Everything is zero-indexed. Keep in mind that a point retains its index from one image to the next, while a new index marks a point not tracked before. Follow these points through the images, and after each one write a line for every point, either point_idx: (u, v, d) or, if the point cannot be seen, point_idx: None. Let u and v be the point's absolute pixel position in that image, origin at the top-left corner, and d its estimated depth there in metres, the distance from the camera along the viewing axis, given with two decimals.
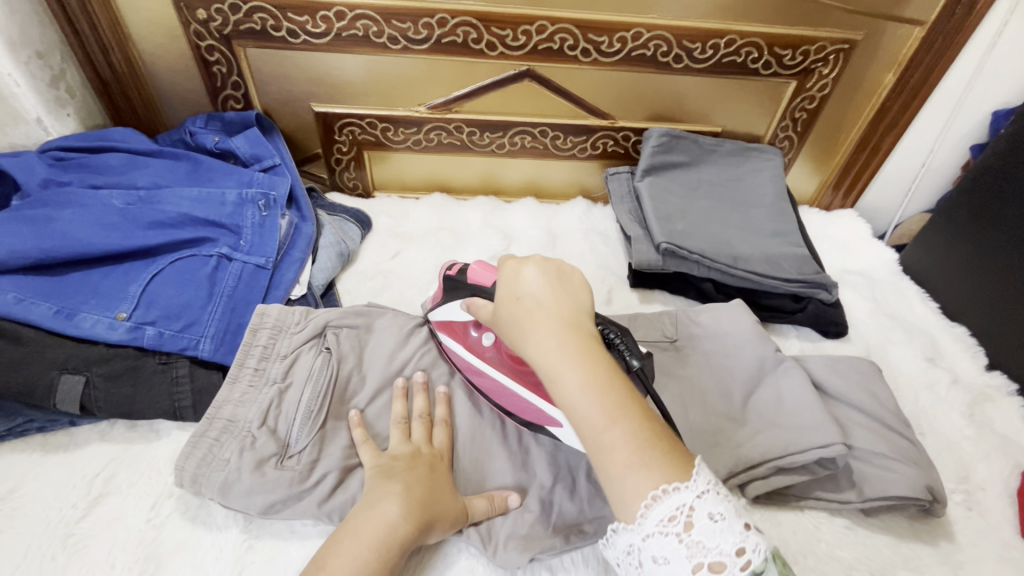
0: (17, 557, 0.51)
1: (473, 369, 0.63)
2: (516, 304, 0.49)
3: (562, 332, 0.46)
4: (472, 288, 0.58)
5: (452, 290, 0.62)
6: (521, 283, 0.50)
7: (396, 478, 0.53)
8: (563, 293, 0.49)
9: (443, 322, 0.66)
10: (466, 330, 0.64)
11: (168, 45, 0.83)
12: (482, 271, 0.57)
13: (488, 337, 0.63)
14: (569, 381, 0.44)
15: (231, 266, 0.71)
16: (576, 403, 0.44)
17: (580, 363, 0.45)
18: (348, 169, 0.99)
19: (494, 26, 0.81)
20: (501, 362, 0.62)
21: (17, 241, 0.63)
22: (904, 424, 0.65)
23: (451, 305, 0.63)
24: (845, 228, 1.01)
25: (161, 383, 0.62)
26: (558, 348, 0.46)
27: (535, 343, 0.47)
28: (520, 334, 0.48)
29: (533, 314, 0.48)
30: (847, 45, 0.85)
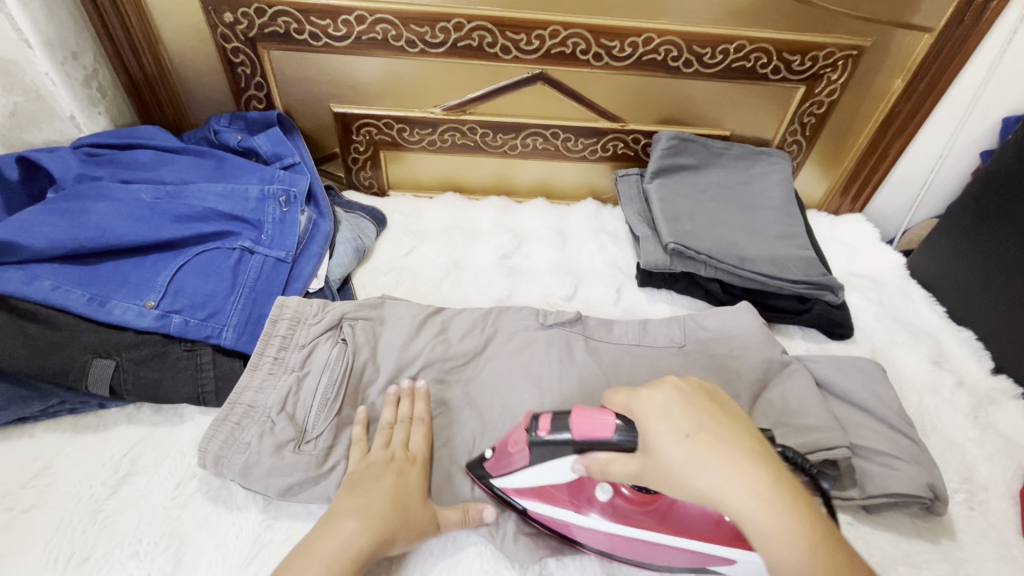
0: (50, 531, 0.54)
1: (587, 532, 0.55)
2: (688, 441, 0.42)
3: (766, 483, 0.40)
4: (581, 444, 0.48)
5: (546, 450, 0.51)
6: (683, 416, 0.43)
7: (364, 490, 0.53)
8: (735, 426, 0.43)
9: (531, 490, 0.56)
10: (566, 495, 0.55)
11: (195, 47, 0.86)
12: (590, 418, 0.47)
13: (602, 492, 0.54)
14: (785, 543, 0.38)
15: (253, 259, 0.73)
16: (804, 568, 0.38)
17: (791, 517, 0.39)
18: (364, 168, 1.02)
19: (509, 31, 0.83)
20: (619, 513, 0.54)
21: (53, 232, 0.66)
22: (907, 425, 0.66)
23: (552, 467, 0.51)
24: (853, 232, 1.02)
25: (186, 368, 0.65)
26: (764, 502, 0.39)
27: (735, 497, 0.40)
28: (714, 480, 0.40)
29: (721, 455, 0.41)
30: (856, 52, 0.87)
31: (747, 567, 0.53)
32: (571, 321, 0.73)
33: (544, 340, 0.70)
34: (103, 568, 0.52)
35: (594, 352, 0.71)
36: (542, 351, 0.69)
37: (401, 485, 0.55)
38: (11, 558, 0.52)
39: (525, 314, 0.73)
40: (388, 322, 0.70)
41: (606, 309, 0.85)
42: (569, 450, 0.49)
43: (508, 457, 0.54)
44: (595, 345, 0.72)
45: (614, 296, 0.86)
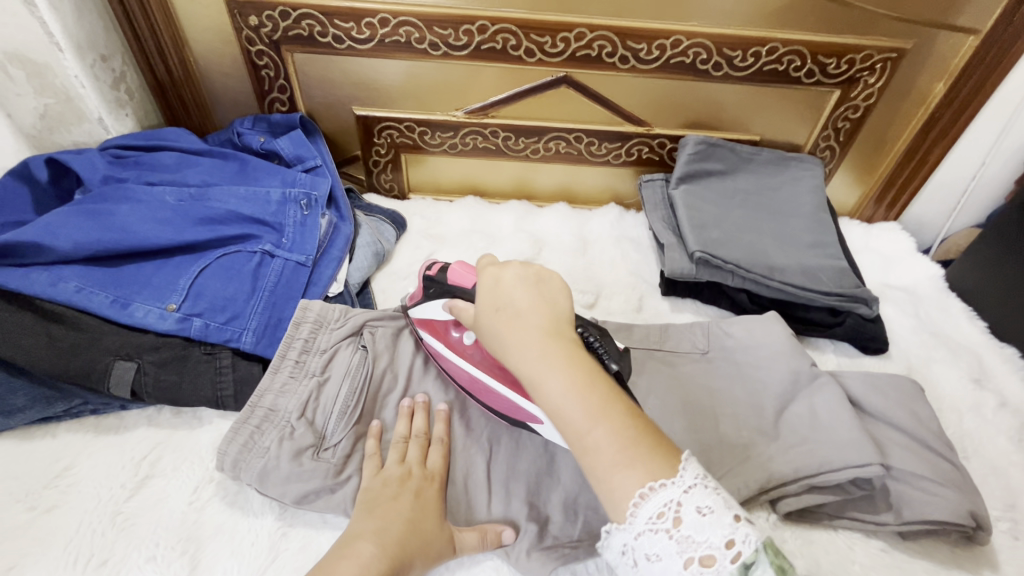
0: (70, 531, 0.54)
1: (456, 369, 0.63)
2: (496, 313, 0.50)
3: (542, 339, 0.47)
4: (453, 289, 0.59)
5: (431, 291, 0.62)
6: (502, 293, 0.51)
7: (379, 512, 0.52)
8: (543, 302, 0.50)
9: (425, 321, 0.65)
10: (447, 328, 0.63)
11: (221, 49, 0.87)
12: (464, 270, 0.59)
13: (468, 336, 0.62)
14: (551, 382, 0.45)
15: (273, 262, 0.73)
16: (558, 403, 0.44)
17: (561, 366, 0.45)
18: (385, 172, 1.01)
19: (534, 33, 0.82)
20: (481, 361, 0.60)
21: (79, 233, 0.66)
22: (946, 447, 0.62)
23: (431, 304, 0.62)
24: (888, 241, 0.98)
25: (206, 372, 0.65)
26: (538, 353, 0.46)
27: (516, 348, 0.47)
28: (503, 339, 0.48)
29: (514, 321, 0.48)
30: (895, 54, 0.83)
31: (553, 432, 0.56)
32: None
33: None
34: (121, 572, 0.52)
35: None
36: None
37: (417, 506, 0.53)
38: (32, 557, 0.53)
39: None
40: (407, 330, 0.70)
41: (628, 317, 0.83)
42: (442, 293, 0.60)
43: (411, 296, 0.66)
44: None
45: (636, 305, 0.84)
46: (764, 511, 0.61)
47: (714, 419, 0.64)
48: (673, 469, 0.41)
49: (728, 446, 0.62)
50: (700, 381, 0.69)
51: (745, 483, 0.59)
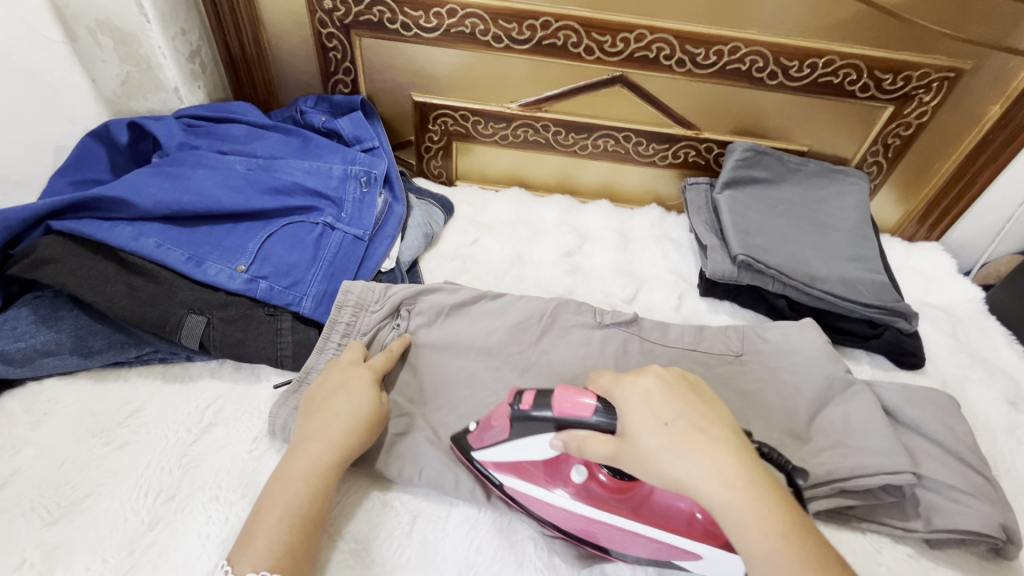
0: (139, 468, 0.58)
1: (564, 516, 0.55)
2: (665, 429, 0.45)
3: (739, 467, 0.43)
4: (561, 421, 0.50)
5: (527, 424, 0.53)
6: (663, 406, 0.46)
7: (321, 414, 0.57)
8: (708, 415, 0.47)
9: (509, 464, 0.57)
10: (543, 471, 0.56)
11: (292, 29, 0.91)
12: (574, 398, 0.50)
13: (576, 473, 0.55)
14: (754, 526, 0.41)
15: (333, 234, 0.77)
16: (770, 550, 0.41)
17: (762, 503, 0.42)
18: (435, 158, 1.05)
19: (595, 32, 0.84)
20: (594, 497, 0.54)
21: (159, 193, 0.71)
22: (981, 462, 0.63)
23: (529, 442, 0.54)
24: (928, 261, 0.98)
25: (268, 332, 0.69)
26: (735, 491, 0.42)
27: (709, 481, 0.42)
28: (690, 465, 0.43)
29: (695, 443, 0.44)
30: (953, 74, 0.84)
31: (713, 565, 0.52)
32: (629, 322, 0.74)
33: (600, 339, 0.72)
34: (186, 508, 0.56)
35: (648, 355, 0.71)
36: (600, 349, 0.71)
37: (353, 396, 0.58)
38: (107, 489, 0.56)
39: (582, 310, 0.74)
40: (445, 304, 0.72)
41: (667, 315, 0.85)
42: (548, 427, 0.51)
43: (487, 429, 0.56)
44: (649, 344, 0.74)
45: (675, 303, 0.86)
46: None
47: (747, 418, 0.66)
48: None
49: (760, 444, 0.64)
50: (734, 380, 0.70)
51: None
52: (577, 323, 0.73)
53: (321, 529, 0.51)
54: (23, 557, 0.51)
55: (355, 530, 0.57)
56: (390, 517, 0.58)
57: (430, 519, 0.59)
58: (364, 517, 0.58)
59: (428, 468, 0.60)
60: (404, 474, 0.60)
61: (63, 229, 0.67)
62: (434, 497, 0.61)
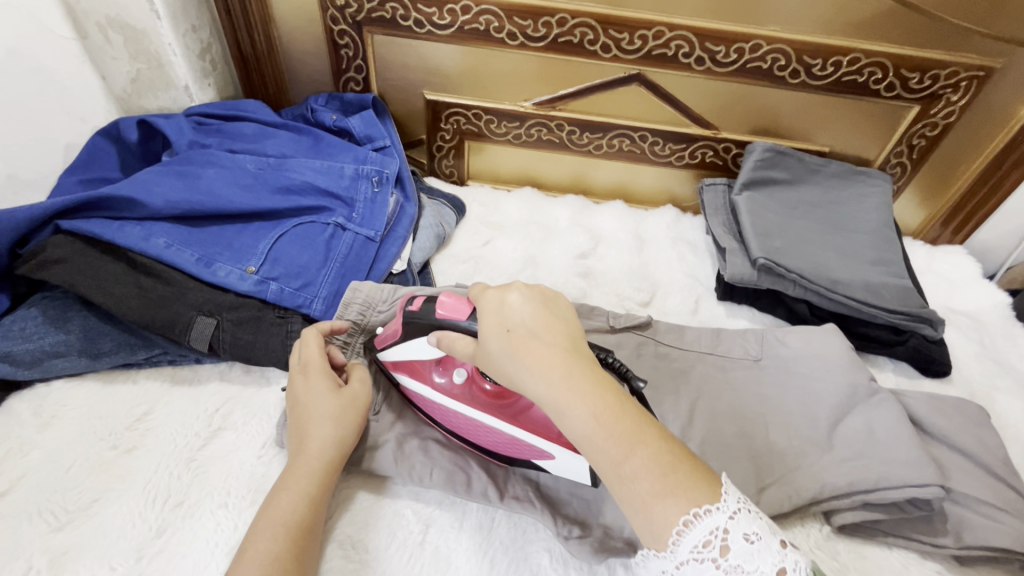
0: (147, 473, 0.57)
1: (448, 412, 0.59)
2: (506, 334, 0.46)
3: (565, 361, 0.45)
4: (441, 322, 0.53)
5: (414, 326, 0.56)
6: (511, 313, 0.48)
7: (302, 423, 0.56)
8: (552, 321, 0.48)
9: (403, 363, 0.60)
10: (430, 368, 0.59)
11: (304, 26, 0.90)
12: (449, 301, 0.52)
13: (457, 375, 0.58)
14: (579, 414, 0.43)
15: (344, 235, 0.76)
16: (591, 433, 0.42)
17: (583, 392, 0.43)
18: (447, 157, 1.03)
19: (612, 29, 0.82)
20: (473, 399, 0.57)
21: (168, 193, 0.70)
22: (1012, 475, 0.61)
23: (416, 345, 0.57)
24: (953, 265, 0.96)
25: (278, 335, 0.67)
26: (561, 381, 0.44)
27: (536, 373, 0.44)
28: (520, 362, 0.45)
29: (530, 346, 0.45)
30: (983, 73, 0.81)
31: (564, 467, 0.56)
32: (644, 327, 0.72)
33: (614, 343, 0.71)
34: (195, 515, 0.55)
35: (664, 357, 0.71)
36: None
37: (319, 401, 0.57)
38: (113, 493, 0.55)
39: (595, 314, 0.74)
40: None
41: (683, 319, 0.83)
42: (429, 328, 0.54)
43: (384, 333, 0.60)
44: (666, 350, 0.72)
45: (692, 307, 0.85)
46: (817, 522, 0.61)
47: (767, 427, 0.64)
48: (717, 493, 0.40)
49: (782, 454, 0.62)
50: (754, 387, 0.68)
51: (799, 491, 0.59)
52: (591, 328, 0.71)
53: (314, 536, 0.50)
54: (28, 563, 0.50)
55: (367, 539, 0.56)
56: (402, 526, 0.57)
57: (443, 529, 0.57)
58: (376, 526, 0.57)
59: (441, 476, 0.59)
60: (416, 482, 0.59)
61: (72, 229, 0.66)
62: (446, 506, 0.59)
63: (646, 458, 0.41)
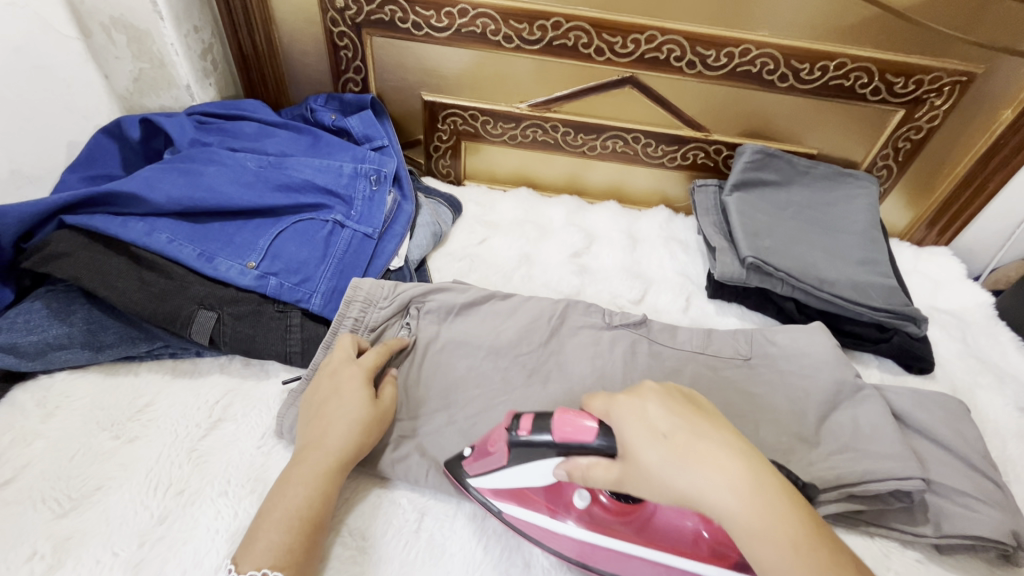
0: (150, 462, 0.59)
1: (573, 544, 0.54)
2: (666, 443, 0.43)
3: (744, 473, 0.42)
4: (565, 448, 0.48)
5: (528, 449, 0.51)
6: (660, 417, 0.45)
7: (322, 421, 0.57)
8: (709, 423, 0.45)
9: (509, 490, 0.56)
10: (543, 499, 0.55)
11: (304, 27, 0.91)
12: (573, 422, 0.47)
13: (579, 498, 0.53)
14: (766, 537, 0.40)
15: (343, 232, 0.77)
16: (784, 562, 0.40)
17: (770, 509, 0.41)
18: (444, 157, 1.05)
19: (605, 33, 0.84)
20: (597, 521, 0.53)
21: (171, 189, 0.71)
22: (991, 468, 0.63)
23: (528, 467, 0.52)
24: (938, 265, 0.98)
25: (277, 328, 0.69)
26: (742, 499, 0.41)
27: (717, 489, 0.41)
28: (693, 475, 0.42)
29: (699, 454, 0.43)
30: (965, 78, 0.83)
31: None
32: (636, 323, 0.74)
33: (609, 339, 0.71)
34: (196, 502, 0.56)
35: (657, 356, 0.71)
36: (608, 350, 0.70)
37: (346, 403, 0.57)
38: (116, 482, 0.57)
39: (589, 311, 0.76)
40: (453, 304, 0.72)
41: (675, 317, 0.85)
42: (552, 452, 0.49)
43: (485, 455, 0.54)
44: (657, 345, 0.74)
45: (683, 305, 0.86)
46: None
47: (755, 420, 0.66)
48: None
49: (768, 447, 0.63)
50: (742, 382, 0.70)
51: None
52: (584, 324, 0.73)
53: (322, 530, 0.51)
54: (34, 549, 0.51)
55: (362, 526, 0.57)
56: (398, 514, 0.58)
57: (438, 517, 0.59)
58: (372, 513, 0.58)
59: (436, 466, 0.60)
60: (411, 471, 0.60)
61: (76, 224, 0.67)
62: (442, 496, 0.61)
63: None
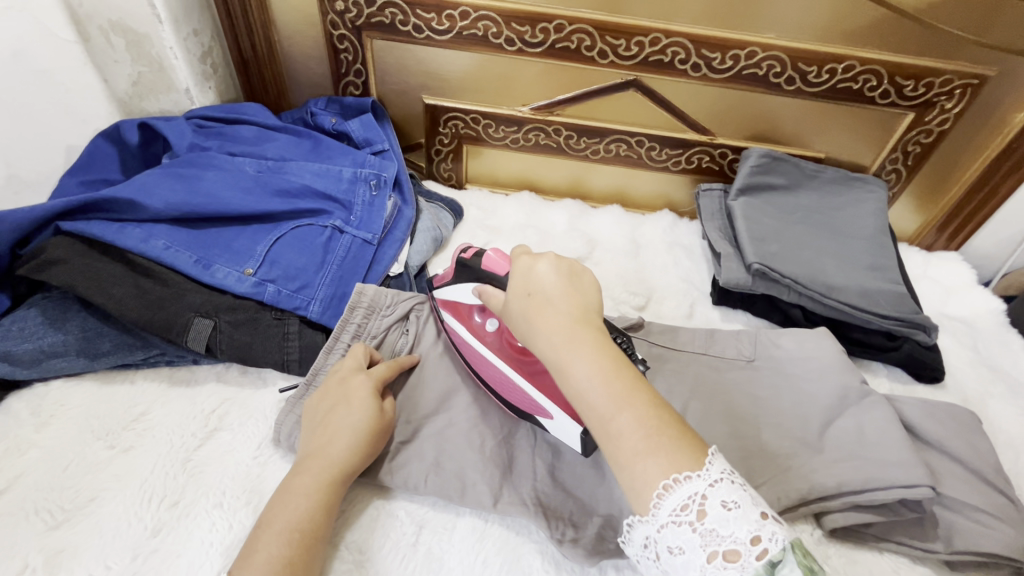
0: (144, 472, 0.58)
1: (477, 358, 0.64)
2: (527, 299, 0.49)
3: (571, 326, 0.46)
4: (484, 274, 0.58)
5: (460, 271, 0.62)
6: (531, 279, 0.51)
7: (327, 429, 0.56)
8: (573, 291, 0.50)
9: (450, 304, 0.66)
10: (471, 312, 0.64)
11: (304, 30, 0.91)
12: (494, 257, 0.57)
13: (490, 323, 0.63)
14: (580, 371, 0.44)
15: (342, 238, 0.76)
16: (587, 392, 0.44)
17: (590, 358, 0.44)
18: (445, 161, 1.04)
19: (609, 35, 0.83)
20: (500, 347, 0.62)
21: (168, 195, 0.71)
22: (1003, 480, 0.61)
23: (459, 288, 0.63)
24: (948, 271, 0.96)
25: (275, 336, 0.68)
26: (563, 343, 0.46)
27: (545, 333, 0.47)
28: (531, 322, 0.48)
29: (543, 308, 0.48)
30: (977, 80, 0.82)
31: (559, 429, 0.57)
32: None
33: None
34: (190, 514, 0.55)
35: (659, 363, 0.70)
36: None
37: (353, 412, 0.57)
38: (109, 492, 0.56)
39: None
40: None
41: (678, 323, 0.83)
42: (473, 278, 0.60)
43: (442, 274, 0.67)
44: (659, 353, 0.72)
45: (687, 311, 0.85)
46: (808, 526, 0.61)
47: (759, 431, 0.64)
48: (699, 462, 0.40)
49: (775, 459, 0.62)
50: (746, 392, 0.68)
51: (790, 495, 0.59)
52: None
53: (322, 543, 0.50)
54: (25, 561, 0.51)
55: (360, 540, 0.56)
56: (396, 528, 0.57)
57: (436, 530, 0.58)
58: (369, 526, 0.57)
59: (434, 477, 0.59)
60: (410, 483, 0.59)
61: (72, 231, 0.67)
62: (440, 508, 0.60)
63: (629, 418, 0.42)
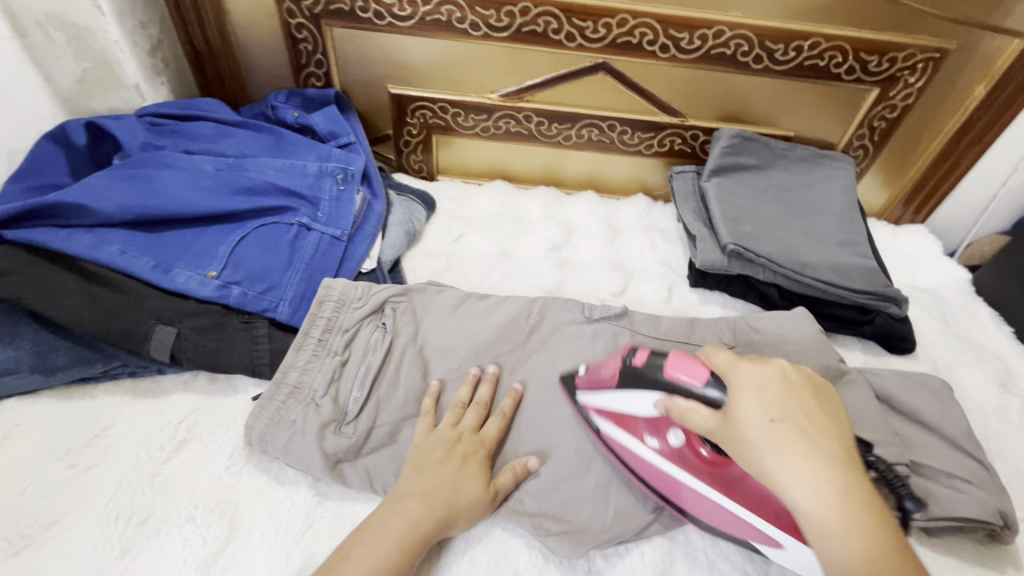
0: (110, 490, 0.55)
1: (659, 477, 0.55)
2: (770, 425, 0.42)
3: (843, 481, 0.39)
4: (672, 386, 0.49)
5: (637, 380, 0.53)
6: (774, 402, 0.43)
7: (427, 475, 0.54)
8: (826, 424, 0.43)
9: (612, 413, 0.57)
10: (643, 426, 0.56)
11: (259, 21, 0.87)
12: (685, 366, 0.48)
13: (674, 437, 0.54)
14: (843, 542, 0.38)
15: (310, 235, 0.74)
16: (858, 570, 0.37)
17: (862, 528, 0.38)
18: (415, 152, 1.01)
19: (576, 18, 0.81)
20: (685, 463, 0.53)
21: (121, 198, 0.67)
22: (976, 447, 0.63)
23: (633, 397, 0.54)
24: (915, 244, 0.98)
25: (243, 340, 0.66)
26: (833, 499, 0.39)
27: (800, 485, 0.39)
28: (782, 465, 0.40)
29: (802, 449, 0.40)
30: (938, 54, 0.83)
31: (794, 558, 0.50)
32: (618, 316, 0.71)
33: (590, 334, 0.69)
34: (161, 531, 0.53)
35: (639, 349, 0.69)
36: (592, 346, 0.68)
37: (458, 482, 0.54)
38: (73, 515, 0.53)
39: (570, 306, 0.72)
40: (428, 306, 0.70)
41: (657, 308, 0.83)
42: (656, 388, 0.51)
43: (597, 377, 0.58)
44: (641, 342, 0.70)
45: (665, 295, 0.85)
46: None
47: None
48: None
49: None
50: None
51: None
52: (564, 320, 0.70)
53: None
54: None
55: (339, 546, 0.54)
56: None
57: None
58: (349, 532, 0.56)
59: None
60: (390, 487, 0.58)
61: (16, 239, 0.62)
62: None
63: None
